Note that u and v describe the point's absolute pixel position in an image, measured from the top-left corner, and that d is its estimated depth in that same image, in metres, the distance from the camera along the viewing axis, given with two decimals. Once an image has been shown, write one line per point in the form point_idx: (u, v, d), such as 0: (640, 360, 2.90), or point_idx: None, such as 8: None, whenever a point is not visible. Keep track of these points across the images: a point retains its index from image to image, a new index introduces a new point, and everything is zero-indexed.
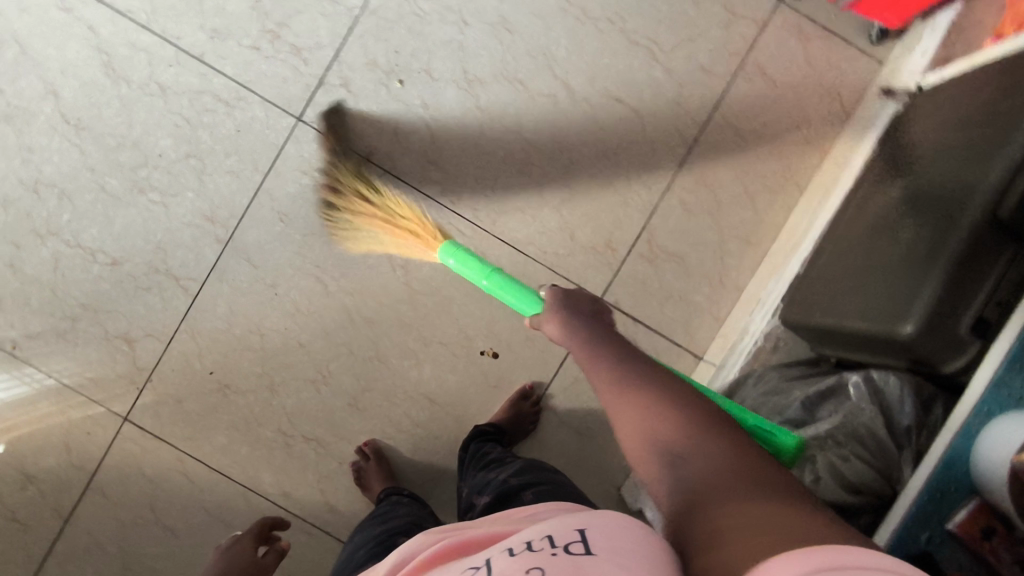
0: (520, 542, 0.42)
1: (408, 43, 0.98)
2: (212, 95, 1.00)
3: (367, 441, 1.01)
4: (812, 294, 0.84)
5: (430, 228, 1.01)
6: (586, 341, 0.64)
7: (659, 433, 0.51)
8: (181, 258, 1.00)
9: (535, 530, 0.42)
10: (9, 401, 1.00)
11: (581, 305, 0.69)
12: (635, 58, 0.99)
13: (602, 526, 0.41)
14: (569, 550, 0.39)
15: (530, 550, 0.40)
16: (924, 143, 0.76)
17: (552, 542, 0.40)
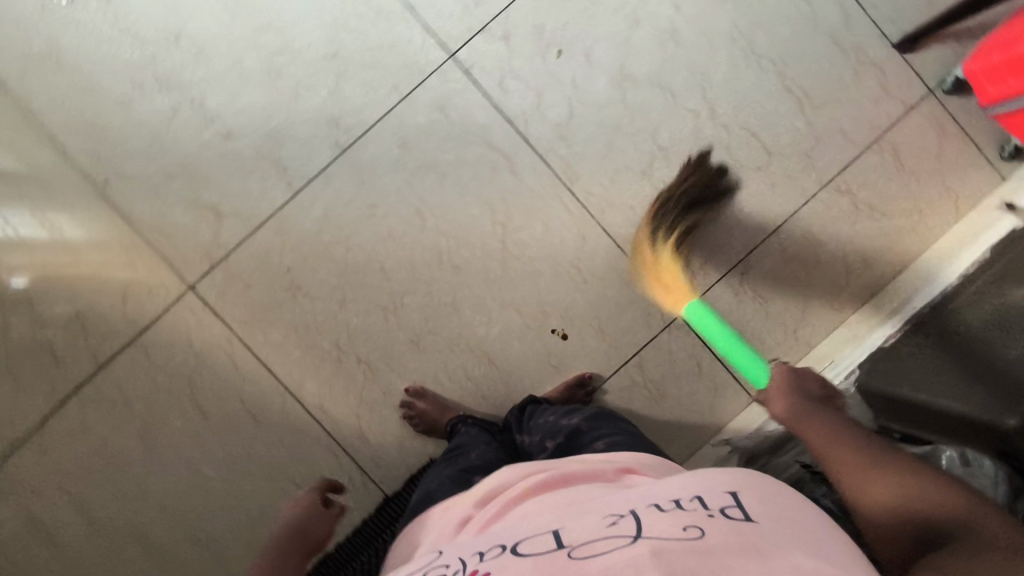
0: (668, 499, 0.49)
1: (580, 19, 1.00)
2: (375, 5, 0.99)
3: (410, 387, 1.02)
4: (902, 371, 0.94)
5: (542, 199, 1.01)
6: (811, 410, 0.68)
7: (898, 490, 0.55)
8: (293, 152, 0.98)
9: (679, 489, 0.51)
10: (80, 236, 0.98)
11: (801, 378, 0.75)
12: (784, 102, 1.02)
13: (751, 499, 0.49)
14: (725, 514, 0.47)
15: (683, 508, 0.48)
16: None
17: (703, 504, 0.48)
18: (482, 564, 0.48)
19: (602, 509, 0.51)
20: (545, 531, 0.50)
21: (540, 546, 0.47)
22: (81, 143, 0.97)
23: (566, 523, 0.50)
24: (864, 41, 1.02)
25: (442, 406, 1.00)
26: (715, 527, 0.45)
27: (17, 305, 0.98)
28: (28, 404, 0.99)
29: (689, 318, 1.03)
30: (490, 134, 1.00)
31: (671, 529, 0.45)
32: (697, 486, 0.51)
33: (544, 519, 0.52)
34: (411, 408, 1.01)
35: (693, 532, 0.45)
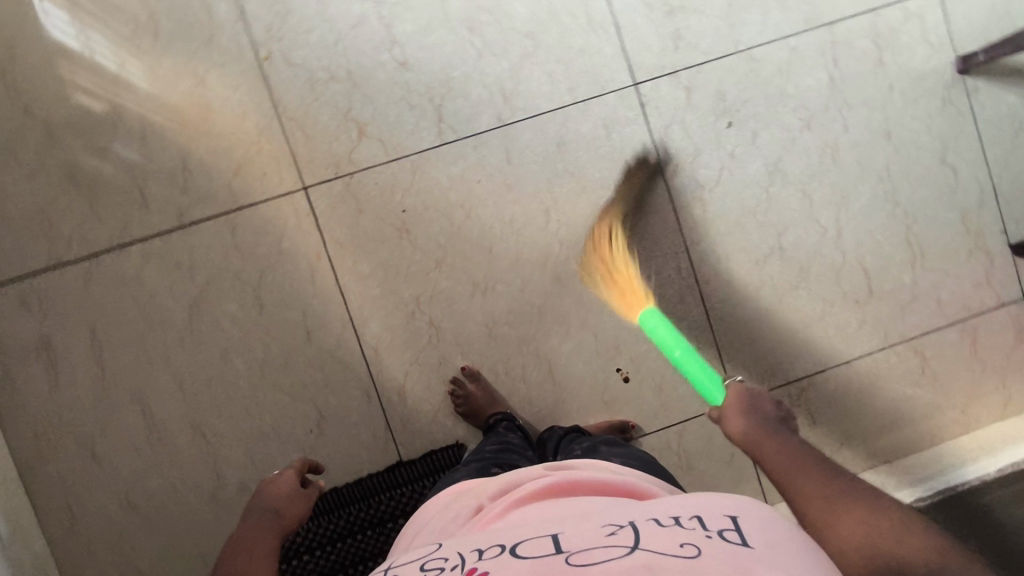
0: (669, 515, 0.46)
1: (758, 103, 1.04)
2: (588, 9, 1.01)
3: (466, 366, 1.01)
4: None
5: (658, 246, 1.04)
6: (761, 426, 0.69)
7: (878, 533, 0.52)
8: (457, 107, 0.99)
9: (679, 509, 0.48)
10: (222, 95, 0.96)
11: (752, 396, 0.73)
12: (899, 253, 1.08)
13: (752, 524, 0.46)
14: (723, 535, 0.44)
15: (682, 525, 0.45)
16: None
17: (703, 525, 0.45)
18: (478, 563, 0.43)
19: (598, 518, 0.47)
20: (543, 534, 0.46)
21: (537, 547, 0.43)
22: (262, 10, 0.96)
23: (565, 528, 0.46)
24: (986, 230, 1.09)
25: (487, 394, 0.99)
26: (714, 547, 0.42)
27: (130, 132, 0.95)
28: (93, 231, 0.95)
29: None
30: (640, 169, 1.03)
31: (670, 544, 0.41)
32: (697, 507, 0.48)
33: (543, 523, 0.48)
34: (460, 387, 0.99)
35: (691, 550, 0.41)
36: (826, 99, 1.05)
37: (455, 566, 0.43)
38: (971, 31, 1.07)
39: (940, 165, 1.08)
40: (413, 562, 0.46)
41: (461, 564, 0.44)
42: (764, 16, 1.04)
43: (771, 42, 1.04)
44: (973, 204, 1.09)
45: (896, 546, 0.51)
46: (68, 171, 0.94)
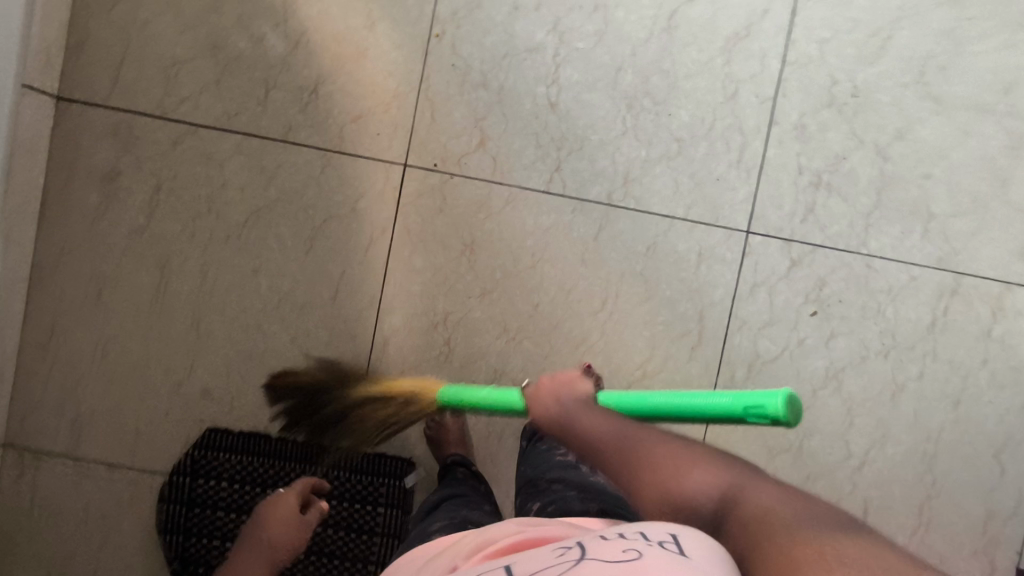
0: (618, 533, 0.47)
1: (851, 309, 1.01)
2: (742, 144, 1.00)
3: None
4: None
5: (689, 386, 1.01)
6: (579, 403, 0.69)
7: (690, 477, 0.55)
8: (577, 167, 0.98)
9: (631, 528, 0.48)
10: (379, 48, 0.97)
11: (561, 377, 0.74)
12: (907, 515, 1.02)
13: (694, 537, 0.44)
14: (658, 545, 0.43)
15: (623, 538, 0.45)
16: None
17: (645, 536, 0.45)
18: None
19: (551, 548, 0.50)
20: (498, 565, 0.49)
21: None
22: None
23: (524, 559, 0.49)
24: (1006, 542, 1.02)
25: (461, 440, 0.97)
26: (655, 554, 0.42)
27: (285, 37, 0.97)
28: (206, 104, 0.97)
29: None
30: (709, 309, 1.00)
31: (609, 554, 0.43)
32: (657, 524, 0.47)
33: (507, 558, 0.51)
34: (438, 420, 0.98)
35: (627, 556, 0.42)
36: (916, 338, 1.02)
37: None
38: None
39: (992, 456, 1.02)
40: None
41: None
42: (901, 234, 1.01)
43: (894, 261, 1.01)
44: (1006, 512, 1.02)
45: (699, 487, 0.54)
46: (215, 41, 0.97)
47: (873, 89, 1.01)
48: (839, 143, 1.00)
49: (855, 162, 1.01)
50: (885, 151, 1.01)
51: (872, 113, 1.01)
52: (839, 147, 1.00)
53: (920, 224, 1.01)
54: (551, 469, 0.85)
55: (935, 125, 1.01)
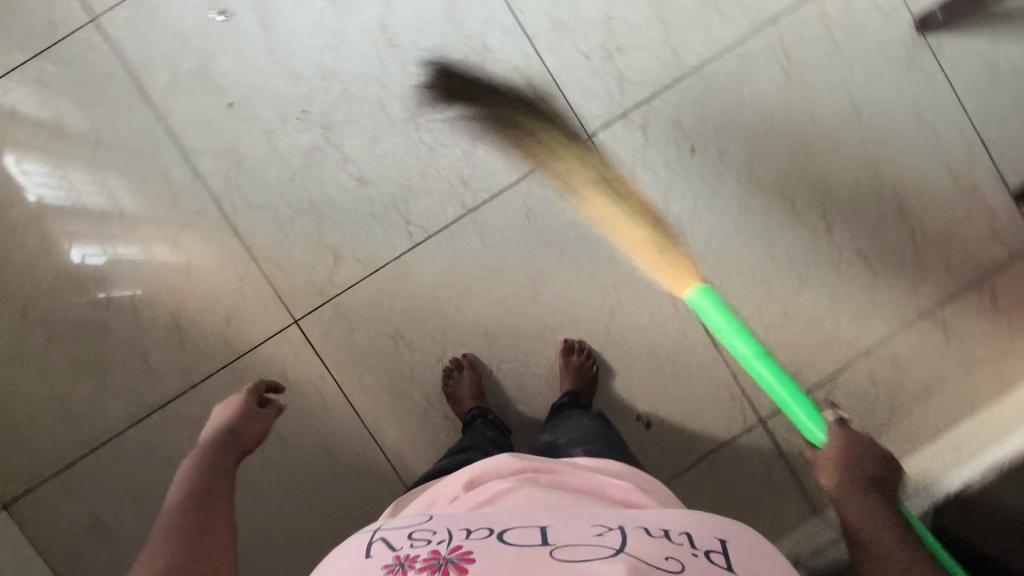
0: (656, 527, 0.53)
1: (718, 122, 1.02)
2: (525, 77, 1.00)
3: (461, 354, 1.01)
4: None
5: (652, 287, 1.02)
6: (857, 488, 0.72)
7: None
8: (421, 205, 0.99)
9: (671, 523, 0.54)
10: (198, 252, 0.98)
11: (853, 441, 0.78)
12: (896, 232, 1.04)
13: (737, 548, 0.53)
14: (709, 556, 0.50)
15: (671, 540, 0.51)
16: None
17: (692, 541, 0.52)
18: (466, 541, 0.51)
19: (587, 517, 0.54)
20: (534, 524, 0.53)
21: (525, 536, 0.51)
22: (213, 164, 0.97)
23: (555, 522, 0.53)
24: (983, 184, 1.05)
25: (476, 393, 0.98)
26: (701, 563, 0.49)
27: (124, 310, 0.99)
28: (113, 409, 0.99)
29: (770, 425, 1.04)
30: (614, 219, 1.02)
31: (654, 557, 0.48)
32: (688, 524, 0.54)
33: (532, 513, 0.55)
34: (451, 376, 1.00)
35: (676, 563, 0.48)
36: (785, 98, 1.03)
37: (443, 541, 0.51)
38: None
39: (919, 131, 1.04)
40: (404, 533, 0.54)
41: (448, 539, 0.51)
42: (704, 33, 1.02)
43: (718, 56, 1.02)
44: (964, 162, 1.04)
45: None
46: (77, 359, 0.98)
47: None
48: (597, 9, 1.00)
49: (621, 12, 1.01)
50: None
51: None
52: (598, 13, 1.00)
53: (712, 12, 1.02)
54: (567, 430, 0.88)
55: None
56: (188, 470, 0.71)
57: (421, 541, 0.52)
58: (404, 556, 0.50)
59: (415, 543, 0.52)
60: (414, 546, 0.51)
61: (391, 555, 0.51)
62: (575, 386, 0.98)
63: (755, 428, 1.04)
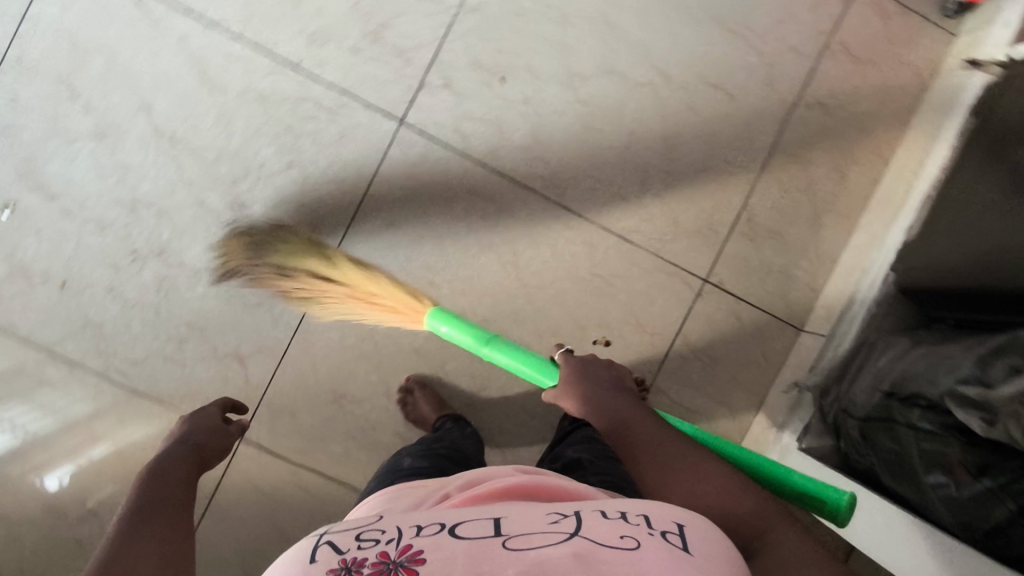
0: (615, 512, 0.47)
1: (511, 40, 0.98)
2: (313, 103, 0.96)
3: (407, 377, 1.00)
4: (961, 274, 0.81)
5: (538, 222, 1.01)
6: (608, 397, 0.73)
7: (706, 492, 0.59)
8: (290, 270, 0.98)
9: (628, 506, 0.48)
10: (117, 429, 0.96)
11: (603, 374, 0.77)
12: (729, 45, 1.01)
13: (697, 531, 0.47)
14: (666, 536, 0.44)
15: (632, 522, 0.45)
16: (996, 235, 0.77)
17: (650, 523, 0.46)
18: (417, 539, 0.43)
19: (545, 506, 0.48)
20: (488, 517, 0.46)
21: (479, 528, 0.44)
22: (83, 344, 0.95)
23: (512, 514, 0.46)
24: None
25: (434, 403, 0.97)
26: (655, 542, 0.43)
27: (85, 518, 0.96)
28: None
29: (714, 279, 1.04)
30: (469, 182, 1.00)
31: (609, 539, 0.42)
32: (655, 507, 0.48)
33: (494, 504, 0.48)
34: (408, 401, 0.98)
35: (632, 542, 0.42)
36: None
37: (391, 540, 0.44)
38: None
39: None
40: (352, 529, 0.46)
41: (399, 537, 0.44)
42: None
43: None
44: None
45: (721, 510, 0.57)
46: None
47: None
48: (341, 4, 0.96)
49: None
50: None
51: None
52: (344, 6, 0.96)
53: None
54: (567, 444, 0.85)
55: None
56: (139, 480, 0.62)
57: (370, 543, 0.44)
58: (351, 560, 0.42)
59: (360, 543, 0.44)
60: (361, 547, 0.43)
61: (337, 556, 0.43)
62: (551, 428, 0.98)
63: (704, 287, 1.04)
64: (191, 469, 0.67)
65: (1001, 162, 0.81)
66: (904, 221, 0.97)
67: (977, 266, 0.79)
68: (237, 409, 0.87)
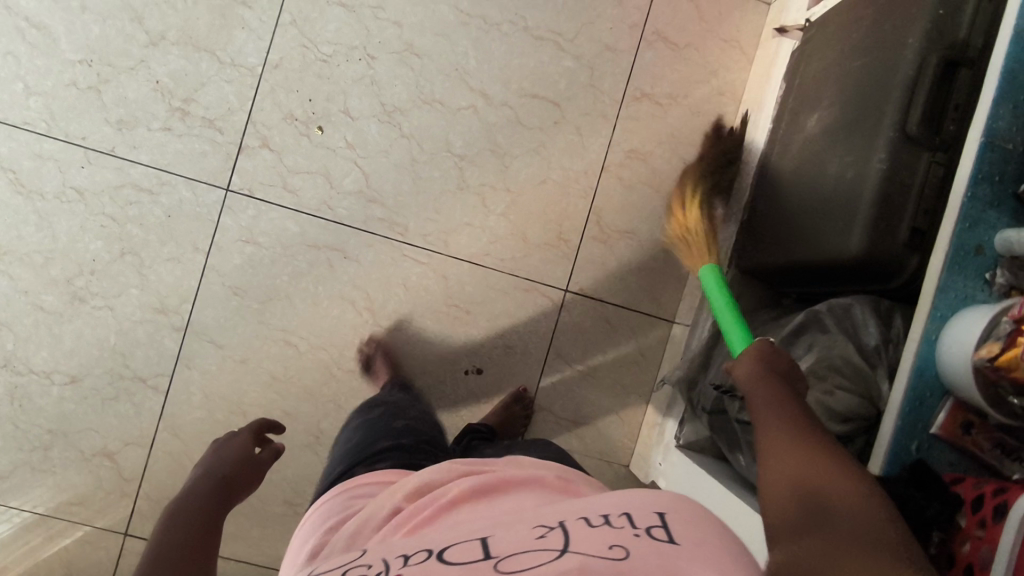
0: (598, 516, 0.43)
1: (320, 89, 0.98)
2: (132, 187, 0.96)
3: (366, 341, 1.00)
4: (778, 250, 0.80)
5: (385, 264, 1.00)
6: (774, 379, 0.58)
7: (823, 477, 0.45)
8: (143, 357, 0.97)
9: (611, 505, 0.44)
10: None
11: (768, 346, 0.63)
12: (543, 53, 1.01)
13: (687, 518, 0.43)
14: (650, 532, 0.40)
15: (612, 525, 0.42)
16: (805, 209, 0.76)
17: (633, 522, 0.42)
18: (404, 569, 0.39)
19: (529, 520, 0.44)
20: (472, 539, 0.42)
21: (463, 554, 0.40)
22: None
23: (493, 532, 0.43)
24: None
25: None
26: (643, 543, 0.39)
27: None
28: None
29: (575, 288, 1.03)
30: (307, 236, 0.99)
31: (597, 549, 0.38)
32: (628, 501, 0.45)
33: (475, 527, 0.45)
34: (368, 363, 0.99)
35: (618, 550, 0.38)
36: (358, 24, 0.98)
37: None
38: None
39: None
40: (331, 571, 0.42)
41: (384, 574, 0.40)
42: (247, 28, 0.97)
43: (273, 37, 0.97)
44: None
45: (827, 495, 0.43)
46: None
47: (85, 38, 0.94)
48: (141, 85, 0.96)
49: (163, 69, 0.96)
50: (151, 33, 0.96)
51: (109, 45, 0.95)
52: (144, 87, 0.96)
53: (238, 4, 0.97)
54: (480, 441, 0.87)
55: None
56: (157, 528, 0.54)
57: None
58: None
59: None
60: None
61: None
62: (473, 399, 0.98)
63: (566, 297, 1.03)
64: (215, 511, 0.60)
65: (795, 138, 0.82)
66: (740, 200, 0.97)
67: (787, 243, 0.78)
68: (268, 439, 0.80)
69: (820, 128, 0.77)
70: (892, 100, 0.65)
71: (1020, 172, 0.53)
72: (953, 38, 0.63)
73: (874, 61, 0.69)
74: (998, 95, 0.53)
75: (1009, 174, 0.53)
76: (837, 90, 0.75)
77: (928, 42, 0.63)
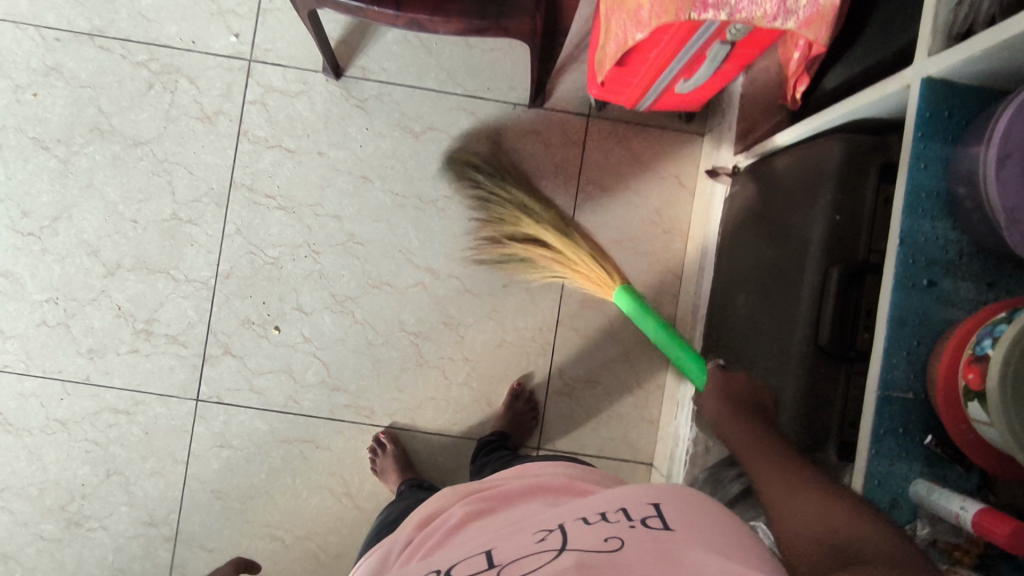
0: (594, 512, 0.42)
1: (272, 291, 1.01)
2: (110, 410, 1.00)
3: (382, 432, 1.01)
4: None
5: (357, 447, 1.02)
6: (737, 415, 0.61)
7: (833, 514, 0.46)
8: (140, 570, 1.01)
9: (603, 502, 0.43)
10: None
11: (728, 380, 0.66)
12: (482, 221, 1.02)
13: (674, 511, 0.42)
14: (646, 524, 0.40)
15: (609, 520, 0.40)
16: None
17: (628, 515, 0.41)
18: None
19: (530, 524, 0.42)
20: (478, 551, 0.40)
21: (467, 566, 0.38)
22: None
23: (497, 542, 0.41)
24: (504, 121, 1.02)
25: None
26: (641, 536, 0.38)
27: None
28: None
29: (548, 443, 1.03)
30: (278, 433, 1.02)
31: (597, 543, 0.37)
32: (620, 496, 0.44)
33: (476, 540, 0.43)
34: (376, 459, 0.99)
35: (619, 543, 0.37)
36: (300, 222, 1.01)
37: None
38: (301, 47, 1.01)
39: (416, 138, 1.02)
40: None
41: None
42: (195, 242, 1.01)
43: (221, 250, 1.01)
44: (473, 123, 1.02)
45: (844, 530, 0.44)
46: None
47: (49, 277, 1.00)
48: (105, 313, 1.00)
49: (123, 295, 1.00)
50: (108, 262, 1.00)
51: (72, 281, 1.00)
52: (109, 314, 1.00)
53: (184, 222, 1.00)
54: (479, 474, 0.87)
55: (81, 216, 1.00)
56: None
57: None
58: None
59: None
60: None
61: None
62: (502, 429, 0.98)
63: (539, 453, 1.03)
64: None
65: (724, 312, 0.81)
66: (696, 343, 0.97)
67: None
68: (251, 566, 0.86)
69: (746, 308, 0.76)
70: (800, 311, 0.64)
71: (924, 421, 0.52)
72: (852, 246, 0.62)
73: (784, 256, 0.69)
74: (890, 346, 0.52)
75: (913, 424, 0.52)
76: (757, 272, 0.74)
77: (828, 254, 0.63)
